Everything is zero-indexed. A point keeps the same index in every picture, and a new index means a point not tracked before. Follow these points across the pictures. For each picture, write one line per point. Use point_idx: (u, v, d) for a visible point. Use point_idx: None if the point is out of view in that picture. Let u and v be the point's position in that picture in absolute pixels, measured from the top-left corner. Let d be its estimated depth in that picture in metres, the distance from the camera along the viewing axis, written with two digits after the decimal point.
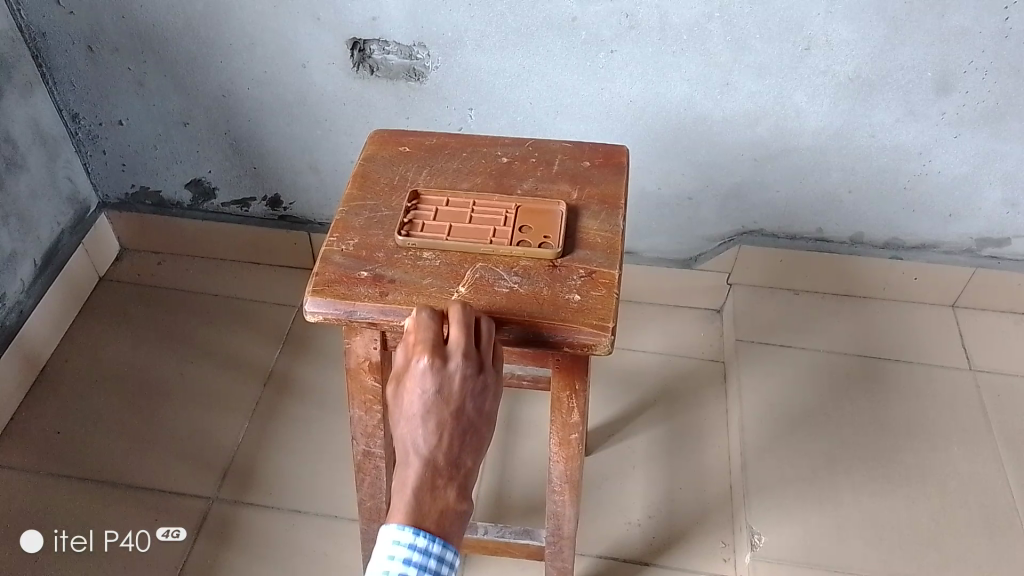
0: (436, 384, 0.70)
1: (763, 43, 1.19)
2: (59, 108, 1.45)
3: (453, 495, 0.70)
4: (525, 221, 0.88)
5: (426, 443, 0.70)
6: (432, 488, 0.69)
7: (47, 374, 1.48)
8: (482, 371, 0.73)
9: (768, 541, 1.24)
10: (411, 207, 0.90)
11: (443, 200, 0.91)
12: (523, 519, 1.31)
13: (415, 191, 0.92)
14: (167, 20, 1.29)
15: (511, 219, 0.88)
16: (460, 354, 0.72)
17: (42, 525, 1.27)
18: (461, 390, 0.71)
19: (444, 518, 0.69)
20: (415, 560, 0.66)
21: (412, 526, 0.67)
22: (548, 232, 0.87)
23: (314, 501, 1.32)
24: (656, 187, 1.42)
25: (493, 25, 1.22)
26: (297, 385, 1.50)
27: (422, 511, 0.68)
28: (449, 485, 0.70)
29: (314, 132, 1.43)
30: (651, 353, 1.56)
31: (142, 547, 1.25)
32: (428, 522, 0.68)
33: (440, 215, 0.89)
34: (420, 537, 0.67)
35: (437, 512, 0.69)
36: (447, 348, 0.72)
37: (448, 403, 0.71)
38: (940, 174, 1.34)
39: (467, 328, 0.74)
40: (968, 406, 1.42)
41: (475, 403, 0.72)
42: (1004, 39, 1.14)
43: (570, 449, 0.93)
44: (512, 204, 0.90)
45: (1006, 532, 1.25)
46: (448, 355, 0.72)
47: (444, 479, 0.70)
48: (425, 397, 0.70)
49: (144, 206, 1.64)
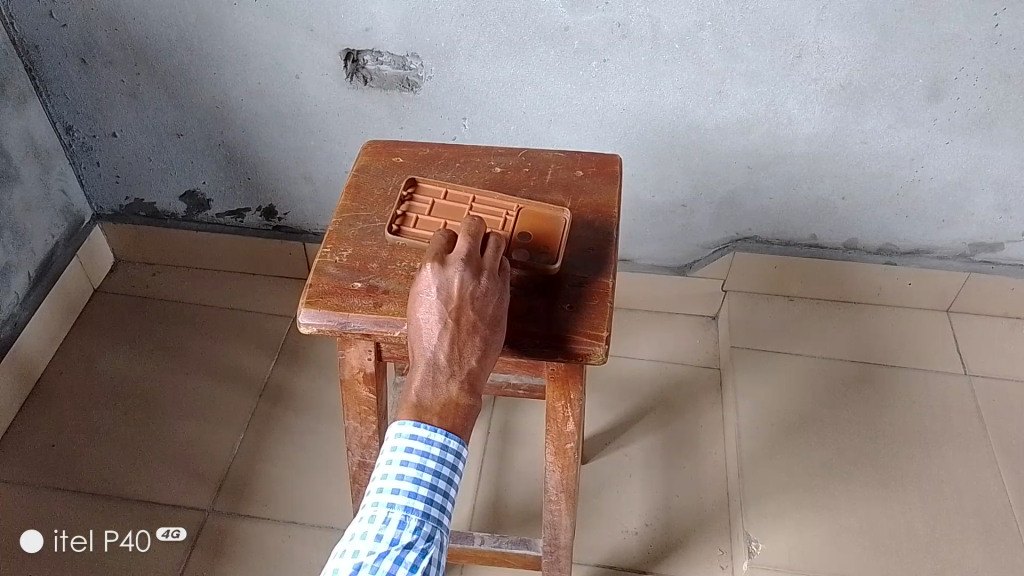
0: (435, 285, 0.71)
1: (754, 52, 1.20)
2: (53, 121, 1.45)
3: (456, 390, 0.70)
4: (527, 225, 0.86)
5: (428, 341, 0.70)
6: (433, 383, 0.70)
7: (42, 385, 1.48)
8: (483, 274, 0.72)
9: (765, 548, 1.23)
10: (406, 197, 0.89)
11: (441, 191, 0.89)
12: (519, 529, 1.30)
13: (413, 178, 0.91)
14: (161, 33, 1.29)
15: (512, 221, 0.86)
16: (460, 260, 0.72)
17: (42, 526, 1.28)
18: (461, 293, 0.71)
19: (447, 412, 0.70)
20: (416, 449, 0.69)
21: (414, 420, 0.70)
22: (551, 238, 0.85)
23: (309, 512, 1.32)
24: (651, 196, 1.43)
25: (486, 36, 1.22)
26: (293, 396, 1.50)
27: (425, 405, 0.70)
28: (449, 380, 0.70)
29: (309, 142, 1.43)
30: (646, 361, 1.56)
31: (142, 547, 1.26)
32: (431, 415, 0.70)
33: (435, 207, 0.88)
34: (421, 428, 0.69)
35: (440, 406, 0.70)
36: (448, 257, 0.73)
37: (448, 304, 0.71)
38: (932, 181, 1.34)
39: (472, 238, 0.74)
40: (963, 411, 1.42)
41: (476, 303, 0.71)
42: (994, 45, 1.15)
43: (566, 458, 0.93)
44: (514, 205, 0.88)
45: (1002, 538, 1.25)
46: (449, 259, 0.73)
47: (445, 374, 0.70)
48: (427, 297, 0.71)
49: (137, 218, 1.63)
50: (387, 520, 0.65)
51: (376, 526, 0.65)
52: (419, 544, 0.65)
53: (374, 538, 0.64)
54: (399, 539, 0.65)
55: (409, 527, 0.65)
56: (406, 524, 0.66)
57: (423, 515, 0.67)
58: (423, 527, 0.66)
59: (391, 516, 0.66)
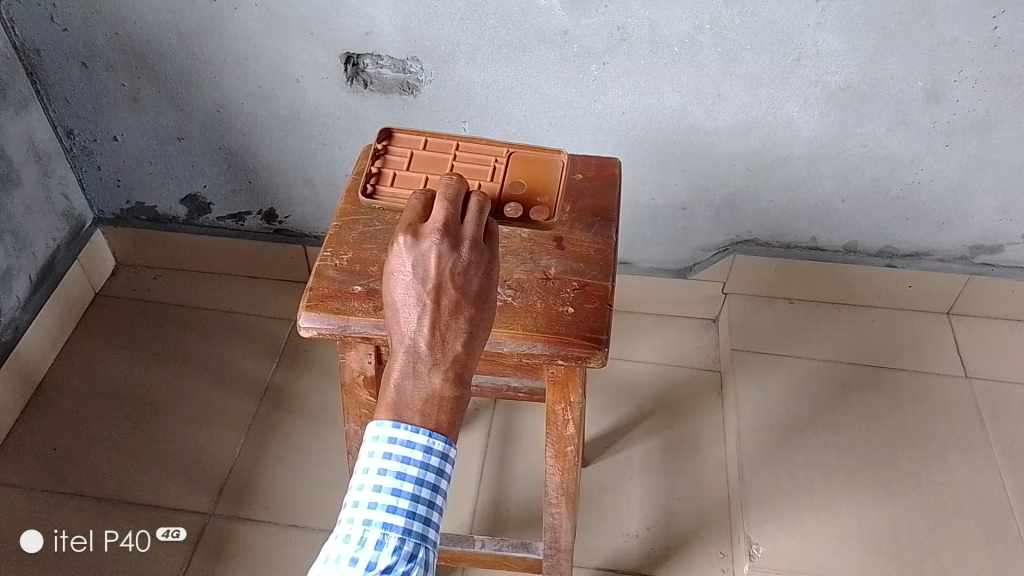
0: (410, 261, 0.67)
1: (753, 55, 1.20)
2: (54, 125, 1.46)
3: (441, 382, 0.65)
4: (519, 170, 0.94)
5: (407, 325, 0.66)
6: (414, 374, 0.65)
7: (43, 389, 1.49)
8: (463, 246, 0.69)
9: (766, 552, 1.23)
10: (382, 149, 0.96)
11: (421, 141, 0.97)
12: (519, 533, 1.30)
13: (389, 130, 0.98)
14: (162, 37, 1.29)
15: (503, 166, 0.94)
16: (435, 232, 0.69)
17: (42, 526, 1.28)
18: (439, 268, 0.67)
19: (431, 408, 0.65)
20: (395, 455, 0.65)
21: (392, 420, 0.65)
22: (543, 181, 0.94)
23: (311, 515, 1.32)
24: (651, 199, 1.43)
25: (485, 40, 1.22)
26: (293, 399, 1.50)
27: (406, 403, 0.65)
28: (431, 370, 0.65)
29: (308, 146, 1.44)
30: (646, 363, 1.56)
31: (141, 547, 1.27)
32: (411, 413, 0.65)
33: (414, 159, 0.95)
34: (401, 429, 0.65)
35: (422, 402, 0.65)
36: (423, 229, 0.70)
37: (425, 283, 0.67)
38: (931, 183, 1.34)
39: (449, 207, 0.72)
40: (964, 413, 1.42)
41: (457, 279, 0.67)
42: (993, 48, 1.15)
43: (566, 461, 0.93)
44: (504, 150, 0.96)
45: (1003, 541, 1.25)
46: (424, 232, 0.69)
47: (427, 364, 0.65)
48: (403, 276, 0.68)
49: (139, 222, 1.63)
50: (362, 540, 0.61)
51: (350, 547, 0.61)
52: (400, 566, 0.61)
53: (348, 562, 0.60)
54: (376, 561, 0.60)
55: (388, 547, 0.61)
56: (385, 543, 0.61)
57: (404, 533, 0.62)
58: (403, 546, 0.62)
59: (367, 536, 0.61)
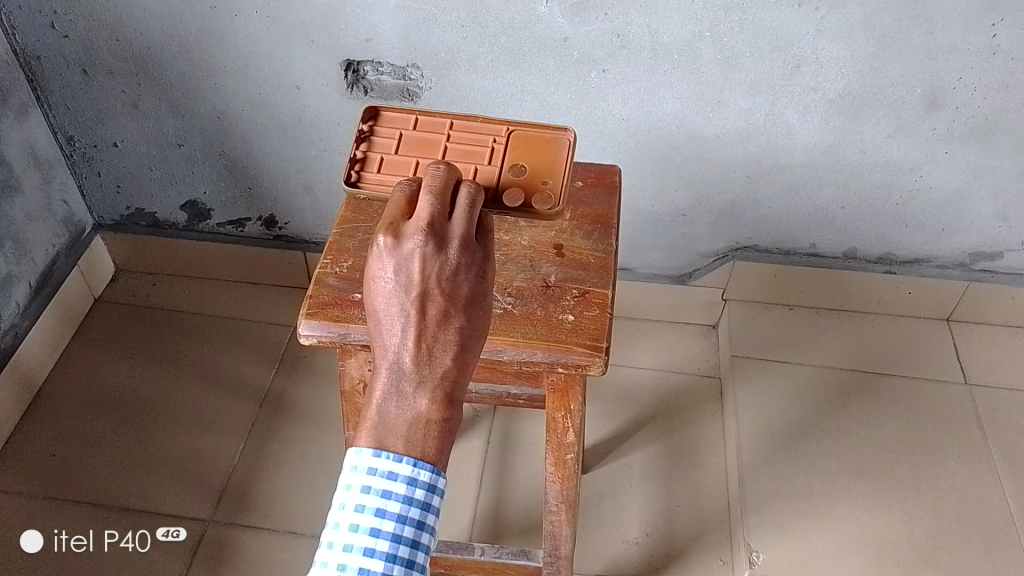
0: (391, 266, 0.66)
1: (753, 62, 1.20)
2: (55, 132, 1.46)
3: (429, 405, 0.65)
4: (518, 150, 0.86)
5: (392, 340, 0.65)
6: (398, 397, 0.65)
7: (43, 394, 1.49)
8: (449, 249, 0.67)
9: (766, 559, 1.23)
10: (368, 129, 0.88)
11: (411, 120, 0.89)
12: (520, 540, 1.30)
13: (375, 107, 0.90)
14: (163, 45, 1.29)
15: (502, 149, 0.86)
16: (418, 234, 0.67)
17: (41, 526, 1.29)
18: (423, 274, 0.66)
19: (416, 433, 0.65)
20: (375, 491, 0.64)
21: (373, 448, 0.65)
22: (546, 162, 0.85)
23: (310, 522, 1.32)
24: (650, 206, 1.43)
25: (485, 47, 1.23)
26: (293, 406, 1.49)
27: (389, 427, 0.65)
28: (415, 391, 0.65)
29: (309, 152, 1.44)
30: (646, 370, 1.56)
31: (142, 547, 1.28)
32: (394, 437, 0.65)
33: (403, 140, 0.87)
34: (381, 459, 0.65)
35: (406, 427, 0.65)
36: (406, 230, 0.68)
37: (409, 291, 0.66)
38: (931, 190, 1.35)
39: (433, 204, 0.70)
40: (964, 420, 1.42)
41: (444, 284, 0.66)
42: (992, 55, 1.15)
43: (566, 469, 0.93)
44: (503, 128, 0.88)
45: (1003, 548, 1.25)
46: (406, 234, 0.68)
47: (412, 385, 0.65)
48: (385, 284, 0.67)
49: (138, 227, 1.64)
50: None
51: None
52: None
53: None
54: None
55: None
56: None
57: None
58: None
59: None
